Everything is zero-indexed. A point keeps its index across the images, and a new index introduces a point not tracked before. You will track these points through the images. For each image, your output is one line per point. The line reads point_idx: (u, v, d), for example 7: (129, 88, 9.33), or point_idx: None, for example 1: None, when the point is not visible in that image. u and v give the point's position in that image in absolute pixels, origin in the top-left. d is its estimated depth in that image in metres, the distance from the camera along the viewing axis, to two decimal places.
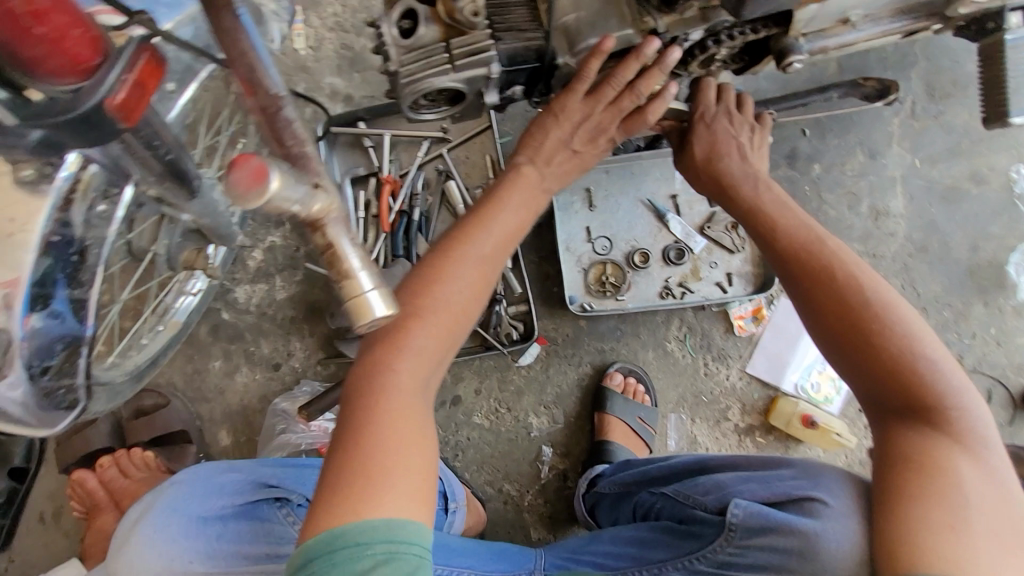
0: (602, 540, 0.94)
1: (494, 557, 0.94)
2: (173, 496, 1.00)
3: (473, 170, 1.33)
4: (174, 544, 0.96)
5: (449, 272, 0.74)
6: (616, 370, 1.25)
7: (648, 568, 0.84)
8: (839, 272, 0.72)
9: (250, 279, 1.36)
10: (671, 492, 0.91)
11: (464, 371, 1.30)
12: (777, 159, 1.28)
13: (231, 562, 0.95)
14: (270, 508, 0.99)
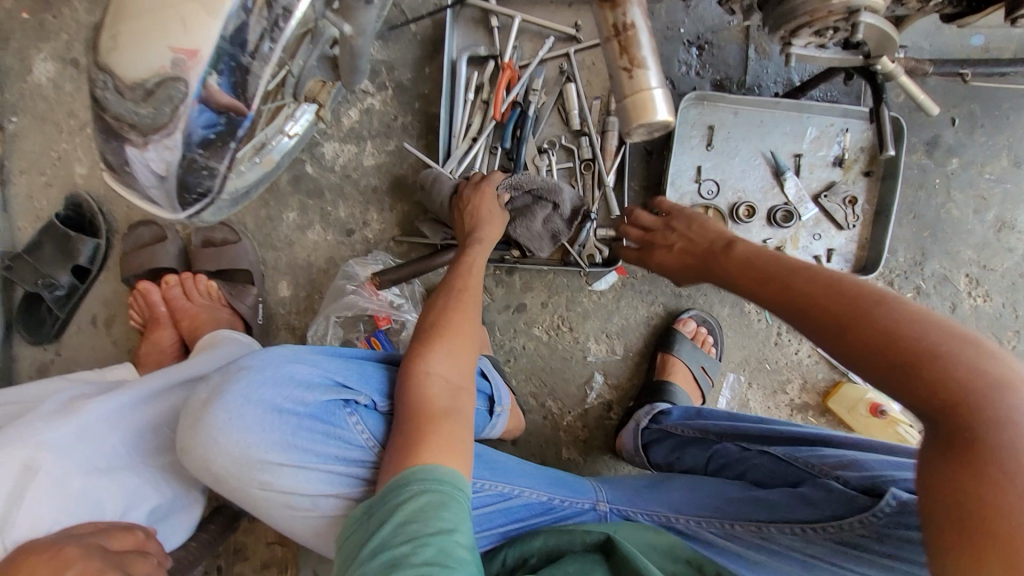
0: (674, 489, 0.95)
1: (555, 483, 0.96)
2: (240, 384, 0.80)
3: (595, 80, 1.25)
4: (246, 435, 0.78)
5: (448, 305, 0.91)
6: (691, 317, 1.23)
7: (744, 524, 0.83)
8: (838, 280, 0.64)
9: (340, 138, 1.31)
10: (780, 456, 0.90)
11: (536, 281, 1.28)
12: (915, 144, 1.20)
13: (315, 464, 0.79)
14: (346, 413, 0.81)
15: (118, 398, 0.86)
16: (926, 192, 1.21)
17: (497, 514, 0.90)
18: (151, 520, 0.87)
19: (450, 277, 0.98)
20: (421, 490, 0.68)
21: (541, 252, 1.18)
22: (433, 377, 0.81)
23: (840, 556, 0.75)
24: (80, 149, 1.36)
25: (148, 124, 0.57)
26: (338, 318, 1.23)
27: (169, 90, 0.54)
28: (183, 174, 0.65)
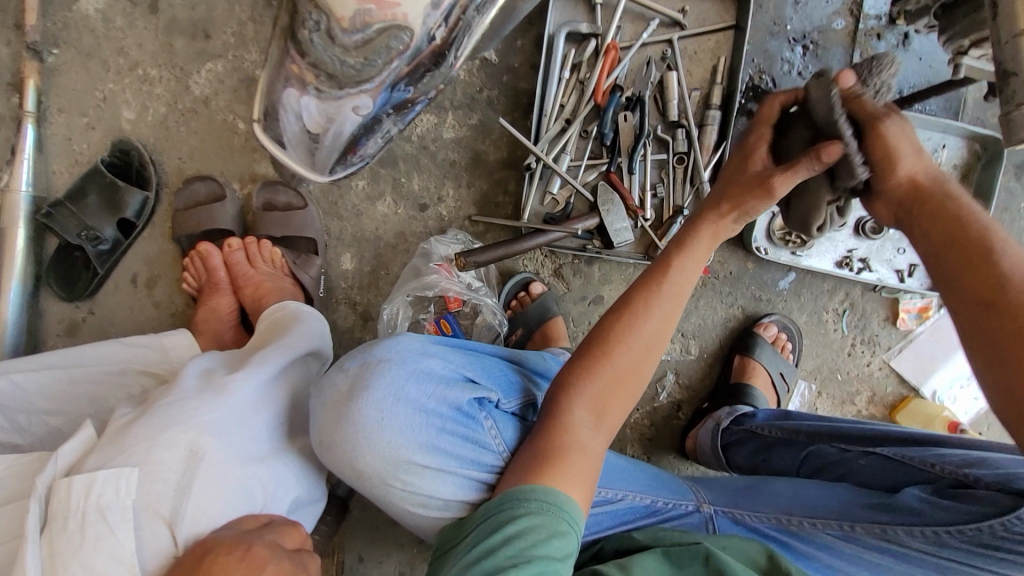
0: (772, 489, 0.84)
1: (653, 483, 0.85)
2: (384, 381, 0.72)
3: (697, 70, 1.21)
4: (391, 436, 0.71)
5: (630, 325, 0.74)
6: (773, 322, 1.20)
7: (865, 525, 0.74)
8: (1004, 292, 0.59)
9: (420, 106, 1.24)
10: (897, 457, 0.80)
11: (614, 274, 1.24)
12: (1007, 167, 1.20)
13: (453, 467, 0.72)
14: (482, 415, 0.75)
15: (260, 376, 0.78)
16: (1011, 215, 1.21)
17: (604, 517, 0.80)
18: (291, 508, 0.80)
19: (638, 287, 0.76)
20: (536, 512, 0.65)
21: (625, 238, 1.16)
22: (582, 409, 0.71)
23: (973, 557, 0.69)
24: (129, 91, 1.24)
25: (351, 74, 0.63)
26: (410, 297, 1.16)
27: (387, 40, 0.60)
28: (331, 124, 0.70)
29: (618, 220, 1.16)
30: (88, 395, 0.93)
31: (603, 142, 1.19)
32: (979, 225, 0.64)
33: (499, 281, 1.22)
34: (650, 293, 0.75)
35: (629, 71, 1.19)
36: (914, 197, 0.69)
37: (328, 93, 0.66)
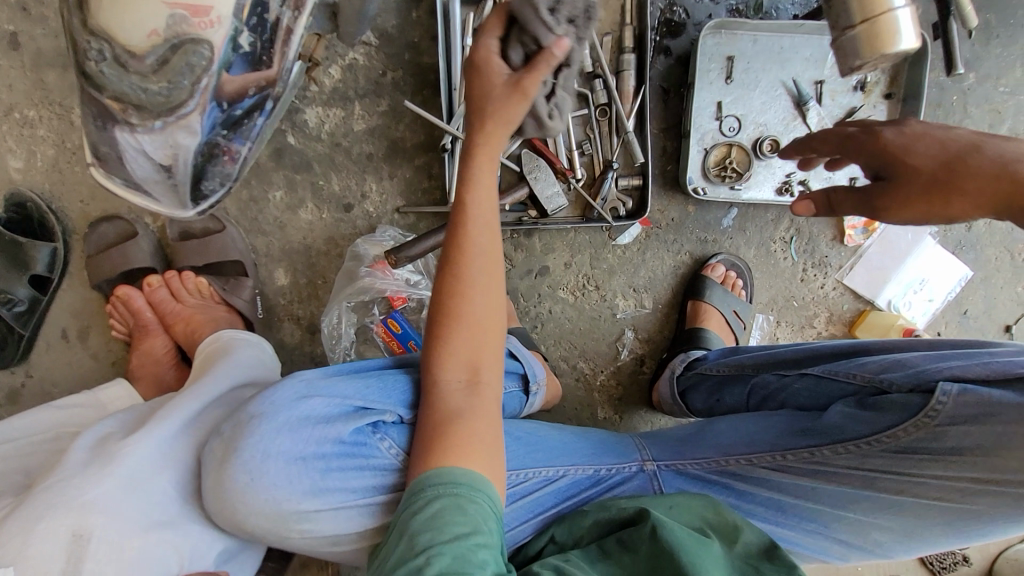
0: (716, 431, 0.86)
1: (598, 450, 0.88)
2: (255, 437, 0.70)
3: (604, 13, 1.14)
4: (276, 489, 0.69)
5: (461, 287, 0.73)
6: (720, 262, 1.18)
7: (795, 452, 0.78)
8: None
9: (323, 101, 1.16)
10: (825, 373, 0.83)
11: (556, 241, 1.20)
12: (934, 61, 1.16)
13: (353, 502, 0.71)
14: (378, 438, 0.73)
15: (152, 437, 0.75)
16: (944, 110, 1.18)
17: (548, 497, 0.83)
18: (220, 562, 0.78)
19: (449, 246, 0.74)
20: (435, 496, 0.64)
21: (559, 203, 1.13)
22: (449, 377, 0.72)
23: (897, 464, 0.73)
24: (11, 139, 1.15)
25: (160, 103, 0.58)
26: (351, 303, 1.13)
27: (187, 57, 0.56)
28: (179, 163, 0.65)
29: (548, 187, 1.12)
30: (24, 468, 0.86)
31: None
32: None
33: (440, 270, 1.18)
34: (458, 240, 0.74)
35: None
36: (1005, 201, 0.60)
37: (150, 127, 0.60)
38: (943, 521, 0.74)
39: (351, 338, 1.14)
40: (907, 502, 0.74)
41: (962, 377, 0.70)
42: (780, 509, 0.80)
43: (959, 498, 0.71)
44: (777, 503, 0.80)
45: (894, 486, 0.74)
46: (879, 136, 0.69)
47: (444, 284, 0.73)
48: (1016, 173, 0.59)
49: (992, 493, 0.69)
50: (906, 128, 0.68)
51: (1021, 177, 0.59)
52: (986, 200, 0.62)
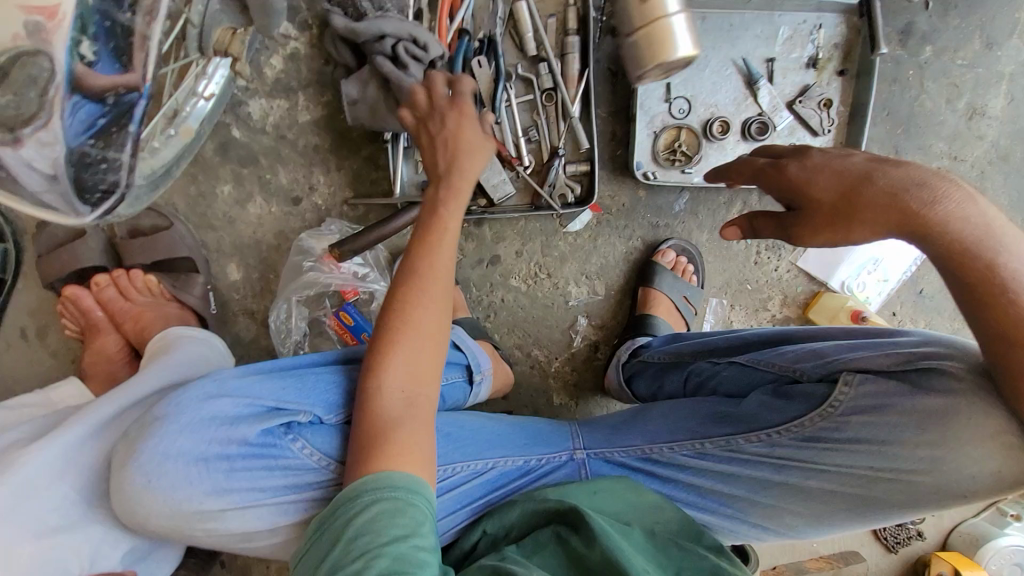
0: (647, 418, 0.88)
1: (531, 439, 0.90)
2: (157, 439, 0.73)
3: None
4: (180, 489, 0.73)
5: (415, 297, 0.75)
6: (670, 248, 1.18)
7: (712, 440, 0.81)
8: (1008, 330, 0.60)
9: (266, 92, 1.14)
10: (749, 362, 0.86)
11: (507, 230, 1.19)
12: (890, 35, 1.13)
13: (259, 499, 0.75)
14: (287, 438, 0.76)
15: (57, 444, 0.77)
16: (900, 86, 1.15)
17: (477, 488, 0.85)
18: (128, 562, 0.83)
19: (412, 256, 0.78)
20: (371, 501, 0.65)
21: (507, 191, 1.11)
22: (393, 388, 0.72)
23: (803, 451, 0.76)
24: None
25: (10, 116, 0.55)
26: (300, 297, 1.13)
27: (29, 68, 0.54)
28: (76, 174, 0.61)
29: (494, 175, 1.10)
30: None
31: None
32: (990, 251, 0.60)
33: (390, 262, 1.18)
34: (422, 251, 0.78)
35: (474, 10, 1.09)
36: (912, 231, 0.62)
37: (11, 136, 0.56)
38: (844, 509, 0.77)
39: (303, 331, 1.15)
40: (812, 489, 0.77)
41: (865, 367, 0.74)
42: (698, 493, 0.83)
43: (858, 485, 0.74)
44: (697, 488, 0.83)
45: (799, 473, 0.76)
46: (785, 171, 0.69)
47: (402, 292, 0.76)
48: (906, 201, 0.61)
49: (887, 481, 0.72)
50: (808, 160, 0.68)
51: (909, 203, 0.61)
52: (887, 225, 0.63)
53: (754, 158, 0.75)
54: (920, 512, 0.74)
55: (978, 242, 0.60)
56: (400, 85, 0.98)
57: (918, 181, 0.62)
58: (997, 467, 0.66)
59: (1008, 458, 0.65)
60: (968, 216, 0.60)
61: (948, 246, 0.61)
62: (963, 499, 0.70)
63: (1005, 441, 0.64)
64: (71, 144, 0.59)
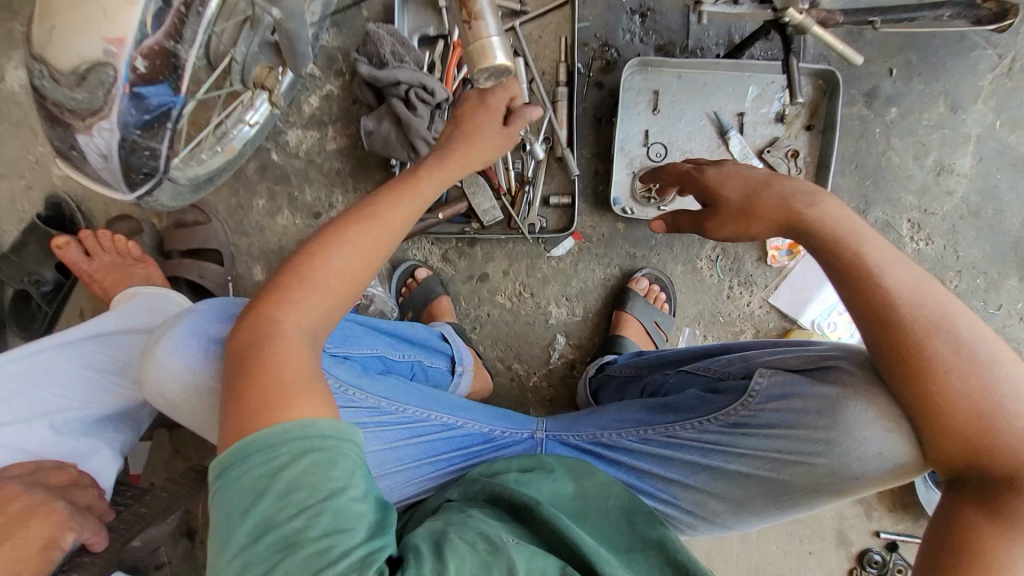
0: (600, 413, 0.94)
1: (499, 416, 0.96)
2: (183, 323, 0.82)
3: (544, 53, 1.27)
4: (195, 366, 0.78)
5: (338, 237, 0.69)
6: (643, 276, 1.27)
7: (654, 427, 0.86)
8: (891, 321, 0.64)
9: (302, 125, 1.36)
10: (692, 369, 0.93)
11: (496, 251, 1.32)
12: (855, 96, 1.24)
13: None
14: None
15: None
16: (867, 141, 1.24)
17: (442, 443, 0.90)
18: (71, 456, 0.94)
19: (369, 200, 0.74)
20: (299, 452, 0.55)
21: (494, 216, 1.24)
22: (295, 325, 0.64)
23: (726, 436, 0.80)
24: None
25: (84, 108, 0.64)
26: None
27: (98, 75, 0.61)
28: (127, 157, 0.70)
29: (485, 201, 1.24)
30: None
31: None
32: (859, 246, 0.66)
33: (389, 272, 1.32)
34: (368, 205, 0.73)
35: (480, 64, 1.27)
36: (790, 227, 0.70)
37: (82, 125, 0.66)
38: (760, 494, 0.81)
39: None
40: (734, 472, 0.81)
41: (778, 366, 0.81)
42: (638, 477, 0.87)
43: (771, 469, 0.79)
44: (637, 472, 0.87)
45: (722, 457, 0.81)
46: (703, 174, 0.76)
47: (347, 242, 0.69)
48: (794, 203, 0.69)
49: (793, 463, 0.77)
50: (723, 167, 0.76)
51: (796, 204, 0.69)
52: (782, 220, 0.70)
53: (679, 164, 0.82)
54: (823, 498, 0.79)
55: (847, 234, 0.67)
56: (409, 123, 1.17)
57: (804, 191, 0.70)
58: (879, 448, 0.71)
59: (887, 438, 0.70)
60: (831, 214, 0.68)
61: (822, 240, 0.68)
62: (857, 481, 0.75)
63: (885, 424, 0.70)
64: (125, 135, 0.67)
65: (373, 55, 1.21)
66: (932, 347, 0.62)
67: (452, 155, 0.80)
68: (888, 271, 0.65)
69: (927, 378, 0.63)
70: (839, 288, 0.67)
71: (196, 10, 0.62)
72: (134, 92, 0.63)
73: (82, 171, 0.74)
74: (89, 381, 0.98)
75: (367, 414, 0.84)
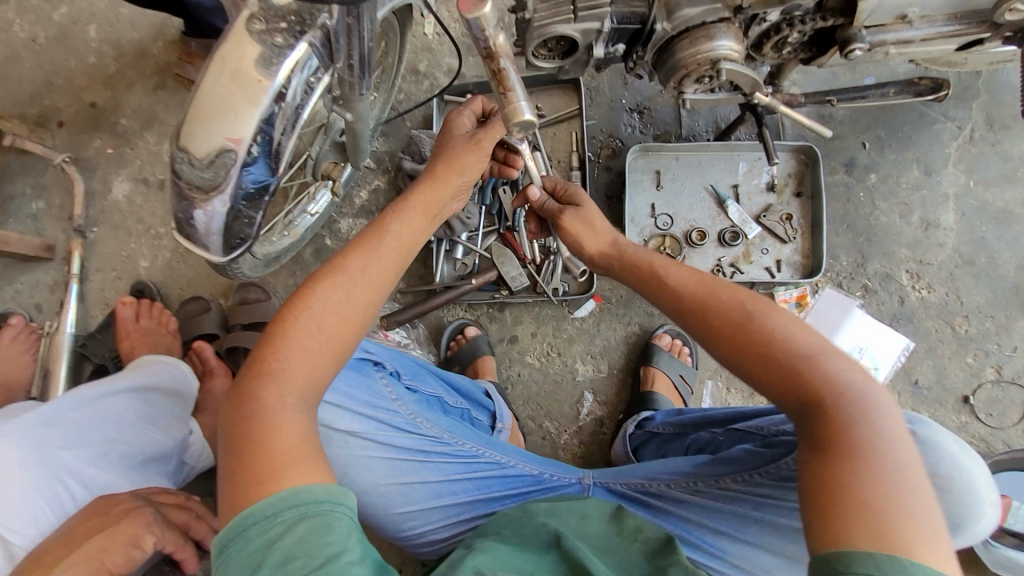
0: (646, 467, 1.00)
1: (545, 461, 1.04)
2: None
3: (559, 145, 1.49)
4: None
5: (304, 297, 0.73)
6: (665, 332, 1.38)
7: (705, 480, 0.89)
8: (725, 318, 0.73)
9: (353, 214, 1.58)
10: (744, 428, 0.96)
11: (524, 315, 1.44)
12: (836, 166, 1.40)
13: (351, 403, 0.96)
14: (376, 373, 1.00)
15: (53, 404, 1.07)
16: (854, 204, 1.38)
17: (495, 482, 0.99)
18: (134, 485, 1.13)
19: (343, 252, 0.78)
20: (294, 520, 0.59)
21: (520, 283, 1.39)
22: (281, 398, 0.68)
23: (780, 490, 0.82)
24: (145, 247, 1.65)
25: (207, 184, 0.83)
26: None
27: (224, 159, 0.81)
28: (230, 224, 0.89)
29: (513, 269, 1.40)
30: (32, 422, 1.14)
31: (491, 212, 1.43)
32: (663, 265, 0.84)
33: (428, 337, 1.45)
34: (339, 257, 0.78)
35: None
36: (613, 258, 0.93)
37: (203, 199, 0.84)
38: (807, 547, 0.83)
39: None
40: (787, 524, 0.83)
41: None
42: (685, 527, 0.90)
43: None
44: (684, 522, 0.90)
45: (773, 510, 0.83)
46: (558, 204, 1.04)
47: (317, 302, 0.73)
48: (620, 245, 0.94)
49: None
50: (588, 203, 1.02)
51: (625, 248, 0.92)
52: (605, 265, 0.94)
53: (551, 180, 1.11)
54: None
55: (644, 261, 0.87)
56: None
57: (613, 239, 0.95)
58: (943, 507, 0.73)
59: (940, 498, 0.75)
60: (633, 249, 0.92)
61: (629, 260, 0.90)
62: None
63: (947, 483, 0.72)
64: (233, 205, 0.86)
65: (415, 153, 1.45)
66: (763, 334, 0.70)
67: (412, 205, 0.85)
68: (706, 278, 0.79)
69: (748, 355, 0.70)
70: (678, 300, 0.78)
71: (297, 114, 0.84)
72: (249, 172, 0.83)
73: (187, 239, 0.91)
74: (145, 420, 1.16)
75: (432, 444, 0.98)
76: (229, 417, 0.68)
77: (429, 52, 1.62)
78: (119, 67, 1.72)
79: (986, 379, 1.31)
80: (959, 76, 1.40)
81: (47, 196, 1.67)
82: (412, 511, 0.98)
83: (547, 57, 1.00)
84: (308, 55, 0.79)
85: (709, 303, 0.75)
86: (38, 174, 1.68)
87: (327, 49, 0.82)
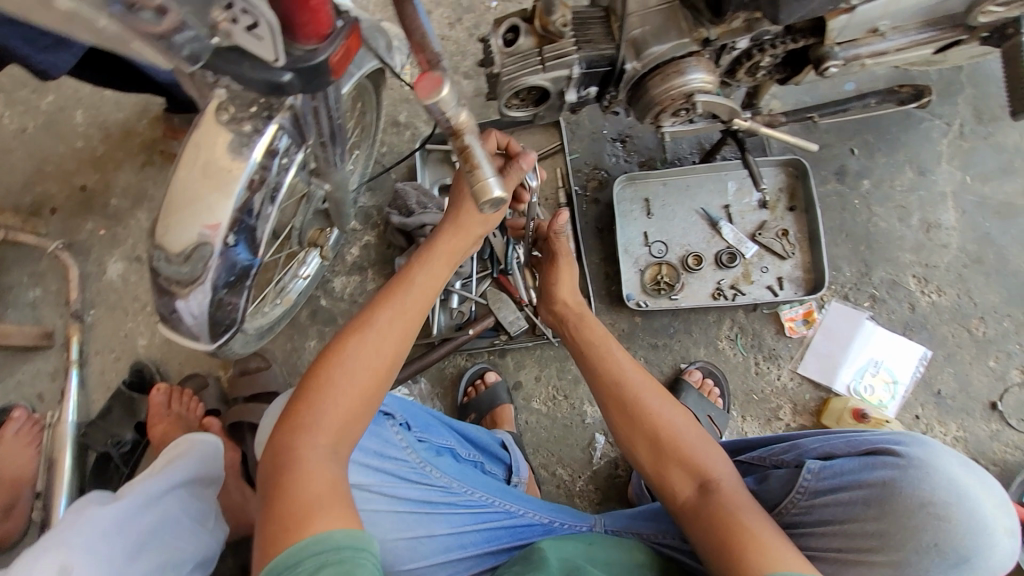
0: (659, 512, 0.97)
1: (556, 507, 1.00)
2: None
3: (544, 182, 1.47)
4: None
5: (341, 349, 0.76)
6: (696, 368, 1.33)
7: None
8: (619, 384, 0.85)
9: (345, 272, 1.57)
10: (746, 460, 0.94)
11: (526, 359, 1.41)
12: (827, 176, 1.38)
13: (358, 455, 0.93)
14: (387, 421, 0.97)
15: (121, 505, 1.06)
16: (850, 213, 1.35)
17: (503, 532, 0.95)
18: None
19: (375, 300, 0.81)
20: (315, 567, 0.60)
21: (518, 327, 1.36)
22: (313, 449, 0.71)
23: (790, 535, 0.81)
24: (143, 324, 1.64)
25: (185, 277, 0.81)
26: None
27: (201, 252, 0.80)
28: (214, 313, 0.87)
29: (509, 313, 1.37)
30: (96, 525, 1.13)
31: (483, 257, 1.42)
32: (592, 320, 0.94)
33: (430, 391, 1.42)
34: (376, 305, 0.80)
35: None
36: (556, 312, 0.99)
37: (183, 291, 0.83)
38: None
39: None
40: None
41: (831, 454, 0.82)
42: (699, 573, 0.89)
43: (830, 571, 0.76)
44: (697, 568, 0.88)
45: None
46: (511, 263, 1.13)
47: (354, 350, 0.76)
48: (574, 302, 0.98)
49: (857, 564, 0.74)
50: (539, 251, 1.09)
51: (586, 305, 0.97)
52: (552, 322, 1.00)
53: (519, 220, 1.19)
54: None
55: (575, 318, 0.95)
56: None
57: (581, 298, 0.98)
58: (934, 538, 0.70)
59: (936, 529, 0.70)
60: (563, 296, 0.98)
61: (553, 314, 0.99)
62: None
63: (932, 511, 0.71)
64: (214, 294, 0.85)
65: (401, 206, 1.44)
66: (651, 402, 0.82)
67: (436, 252, 0.85)
68: (610, 343, 0.90)
69: (619, 411, 0.83)
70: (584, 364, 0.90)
71: (272, 193, 0.83)
72: (227, 259, 0.82)
73: (171, 332, 0.89)
74: (195, 522, 1.15)
75: (441, 495, 0.95)
76: (271, 462, 0.71)
77: (407, 102, 1.63)
78: (106, 148, 1.75)
79: (1012, 381, 1.25)
80: (940, 73, 1.38)
81: (44, 283, 1.68)
82: (419, 568, 0.92)
83: (521, 107, 1.00)
84: (278, 136, 0.79)
85: (607, 365, 0.87)
86: (34, 262, 1.69)
87: (296, 128, 0.81)
